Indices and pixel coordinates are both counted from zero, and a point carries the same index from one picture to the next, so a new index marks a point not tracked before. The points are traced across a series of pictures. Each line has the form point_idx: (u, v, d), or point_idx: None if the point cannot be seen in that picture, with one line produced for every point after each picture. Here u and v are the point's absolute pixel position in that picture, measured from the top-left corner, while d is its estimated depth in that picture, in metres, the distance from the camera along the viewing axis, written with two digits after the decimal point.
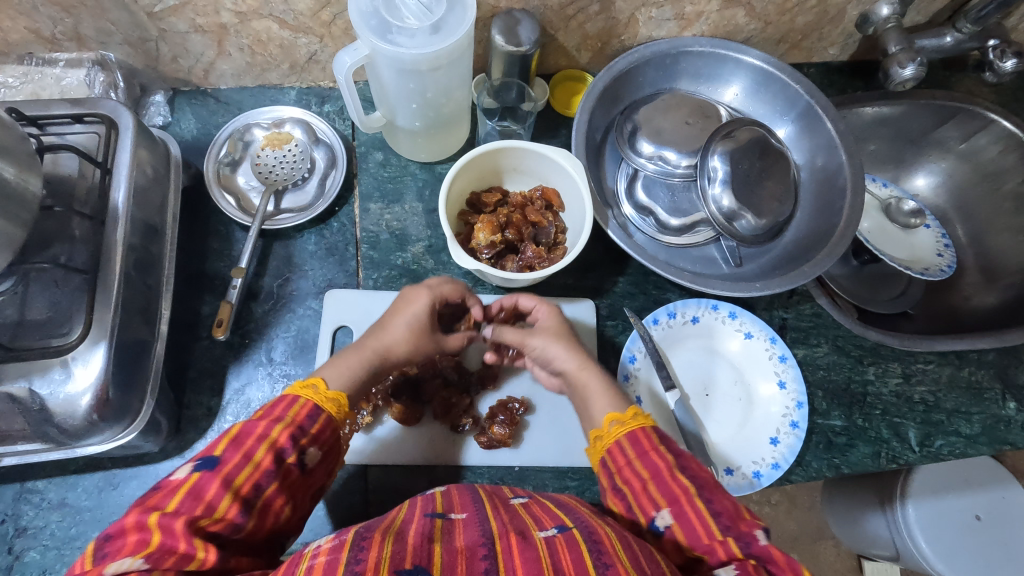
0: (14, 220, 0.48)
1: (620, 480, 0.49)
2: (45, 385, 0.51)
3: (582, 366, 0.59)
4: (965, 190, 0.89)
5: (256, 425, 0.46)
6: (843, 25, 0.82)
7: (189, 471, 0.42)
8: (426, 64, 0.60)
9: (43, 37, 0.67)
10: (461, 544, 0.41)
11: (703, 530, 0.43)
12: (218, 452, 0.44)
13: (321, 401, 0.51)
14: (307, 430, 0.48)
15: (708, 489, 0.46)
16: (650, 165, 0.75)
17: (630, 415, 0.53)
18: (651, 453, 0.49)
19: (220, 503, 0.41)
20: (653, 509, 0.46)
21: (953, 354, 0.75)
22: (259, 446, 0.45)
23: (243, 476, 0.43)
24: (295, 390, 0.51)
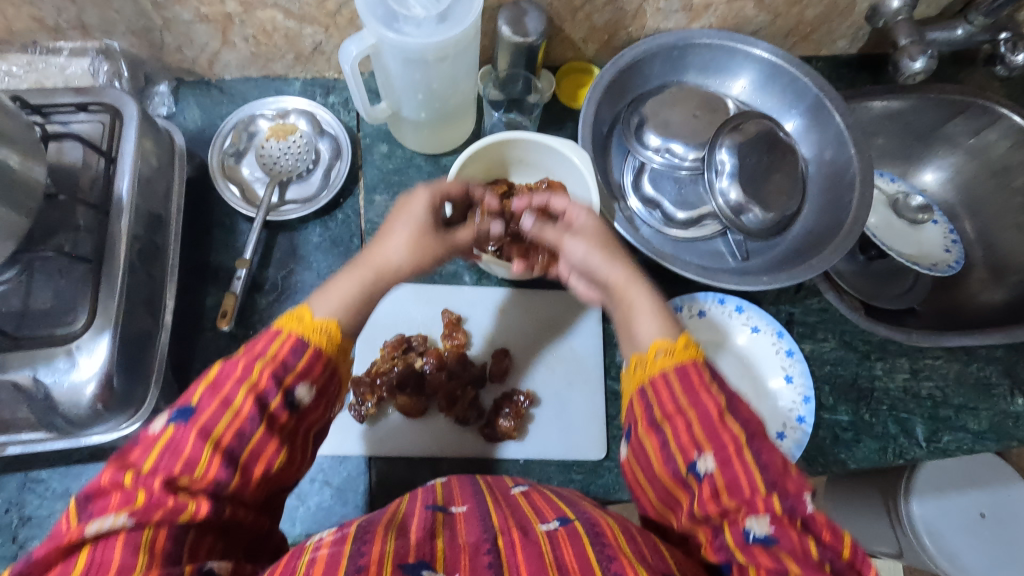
0: (18, 208, 0.47)
1: (660, 412, 0.42)
2: (50, 373, 0.51)
3: (627, 284, 0.53)
4: (974, 185, 0.88)
5: (234, 368, 0.42)
6: (853, 18, 0.81)
7: (165, 422, 0.39)
8: (433, 54, 0.59)
9: (47, 26, 0.67)
10: (463, 540, 0.40)
11: (746, 482, 0.38)
12: (195, 400, 0.40)
13: (306, 334, 0.45)
14: (292, 366, 0.43)
15: (756, 436, 0.40)
16: (658, 158, 0.74)
17: (680, 344, 0.45)
18: (700, 391, 0.42)
19: (201, 453, 0.38)
20: (695, 451, 0.40)
21: (961, 350, 0.75)
22: (238, 390, 0.41)
23: (223, 424, 0.39)
24: (278, 323, 0.45)
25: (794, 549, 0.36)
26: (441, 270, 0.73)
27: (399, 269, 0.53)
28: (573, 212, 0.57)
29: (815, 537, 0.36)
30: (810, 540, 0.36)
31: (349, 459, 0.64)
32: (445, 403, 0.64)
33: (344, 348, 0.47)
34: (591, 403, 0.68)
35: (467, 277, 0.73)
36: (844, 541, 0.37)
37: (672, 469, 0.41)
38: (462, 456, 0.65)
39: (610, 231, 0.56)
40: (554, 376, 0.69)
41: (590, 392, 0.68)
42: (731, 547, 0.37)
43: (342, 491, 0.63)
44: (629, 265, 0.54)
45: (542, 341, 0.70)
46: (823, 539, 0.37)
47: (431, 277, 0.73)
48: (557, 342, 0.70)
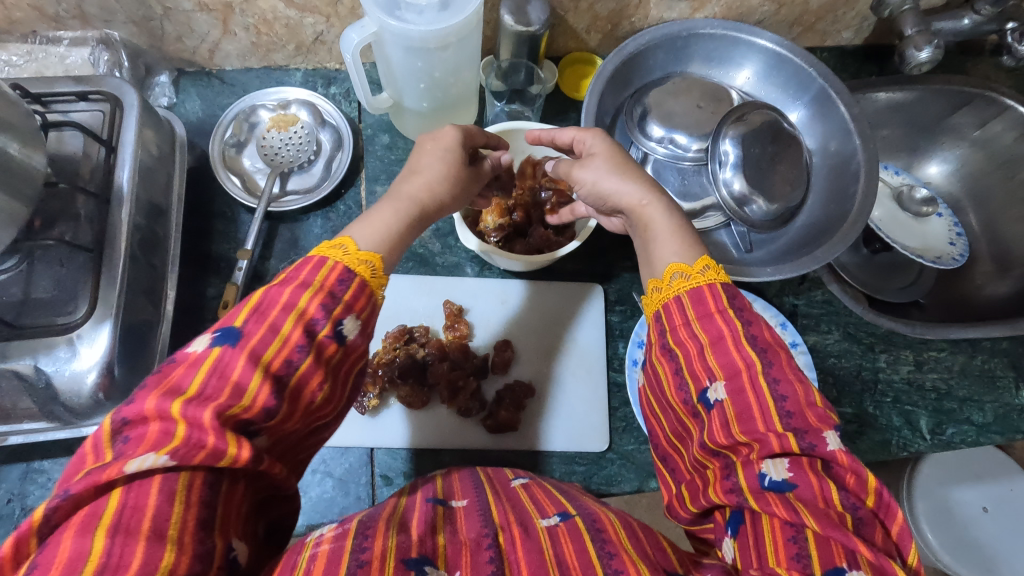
0: (18, 196, 0.47)
1: (673, 341, 0.43)
2: (51, 362, 0.50)
3: (644, 200, 0.52)
4: (980, 177, 0.87)
5: (281, 293, 0.38)
6: (858, 8, 0.80)
7: (208, 345, 0.35)
8: (435, 42, 0.59)
9: (47, 15, 0.66)
10: (464, 536, 0.40)
11: (760, 416, 0.37)
12: (239, 323, 0.36)
13: (353, 263, 0.41)
14: (341, 297, 0.39)
15: (776, 369, 0.39)
16: (661, 148, 0.74)
17: (698, 269, 0.45)
18: (715, 316, 0.41)
19: (249, 384, 0.34)
20: (707, 379, 0.40)
21: (965, 343, 0.75)
22: (286, 317, 0.37)
23: (272, 350, 0.36)
24: (323, 250, 0.41)
25: (809, 492, 0.35)
26: (443, 261, 0.73)
27: (437, 200, 0.53)
28: (593, 146, 0.57)
29: (835, 480, 0.36)
30: (829, 482, 0.35)
31: (351, 450, 0.63)
32: (445, 393, 0.64)
33: (385, 281, 0.44)
34: (594, 394, 0.68)
35: (469, 268, 0.73)
36: (866, 489, 0.36)
37: (685, 397, 0.41)
38: (465, 447, 0.64)
39: (631, 161, 0.55)
40: (557, 367, 0.68)
41: (593, 383, 0.68)
42: (741, 487, 0.36)
43: (344, 482, 0.62)
44: (648, 182, 0.53)
45: (545, 333, 0.70)
46: (845, 483, 0.36)
47: (433, 268, 0.72)
48: (560, 333, 0.70)
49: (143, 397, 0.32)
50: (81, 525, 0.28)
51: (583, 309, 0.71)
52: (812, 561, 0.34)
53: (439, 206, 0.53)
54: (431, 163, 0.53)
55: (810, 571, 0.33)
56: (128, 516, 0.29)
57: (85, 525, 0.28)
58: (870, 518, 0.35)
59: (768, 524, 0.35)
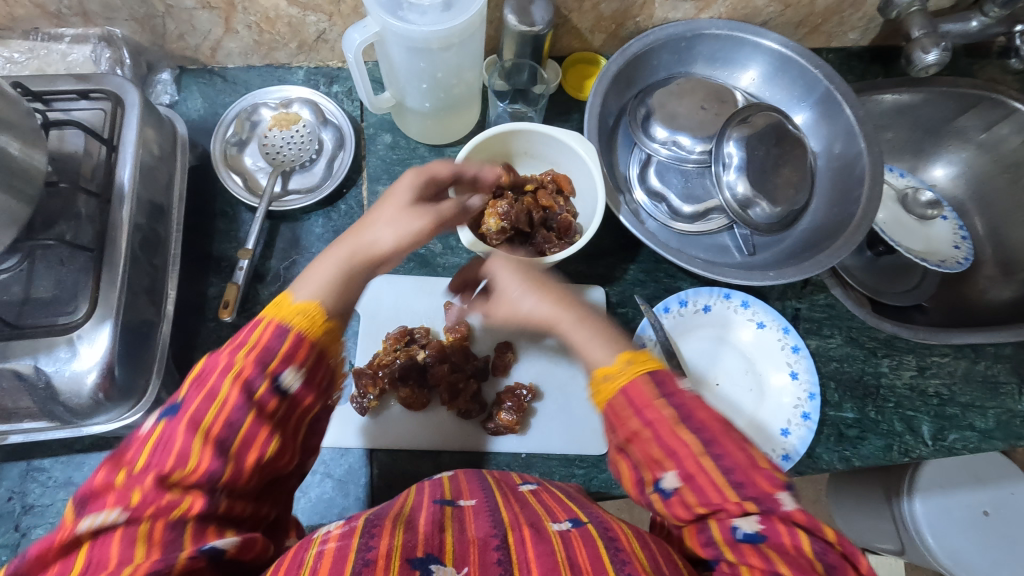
0: (20, 195, 0.47)
1: (621, 440, 0.41)
2: (51, 362, 0.50)
3: (556, 318, 0.48)
4: (985, 180, 0.87)
5: (219, 358, 0.38)
6: (865, 9, 0.80)
7: (154, 419, 0.36)
8: (437, 43, 0.58)
9: (48, 12, 0.66)
10: (472, 535, 0.40)
11: (711, 486, 0.37)
12: (182, 392, 0.37)
13: (288, 316, 0.41)
14: (278, 351, 0.39)
15: (715, 434, 0.39)
16: (664, 150, 0.73)
17: (620, 367, 0.42)
18: (645, 408, 0.40)
19: (191, 451, 0.35)
20: (657, 469, 0.39)
21: (968, 348, 0.74)
22: (224, 379, 0.37)
23: (212, 414, 0.36)
24: (264, 308, 0.41)
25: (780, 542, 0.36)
26: (444, 262, 0.72)
27: (376, 245, 0.48)
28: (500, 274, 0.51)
29: (803, 529, 0.36)
30: (798, 534, 0.36)
31: (351, 451, 0.63)
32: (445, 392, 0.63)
33: (334, 326, 0.43)
34: None
35: None
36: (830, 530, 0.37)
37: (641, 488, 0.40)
38: (465, 450, 0.64)
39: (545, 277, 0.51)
40: (557, 369, 0.68)
41: None
42: (717, 545, 0.37)
43: (343, 483, 0.62)
44: (560, 298, 0.49)
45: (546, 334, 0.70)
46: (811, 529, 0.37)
47: (434, 269, 0.72)
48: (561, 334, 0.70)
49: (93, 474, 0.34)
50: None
51: None
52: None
53: (386, 255, 0.49)
54: (382, 232, 0.49)
55: None
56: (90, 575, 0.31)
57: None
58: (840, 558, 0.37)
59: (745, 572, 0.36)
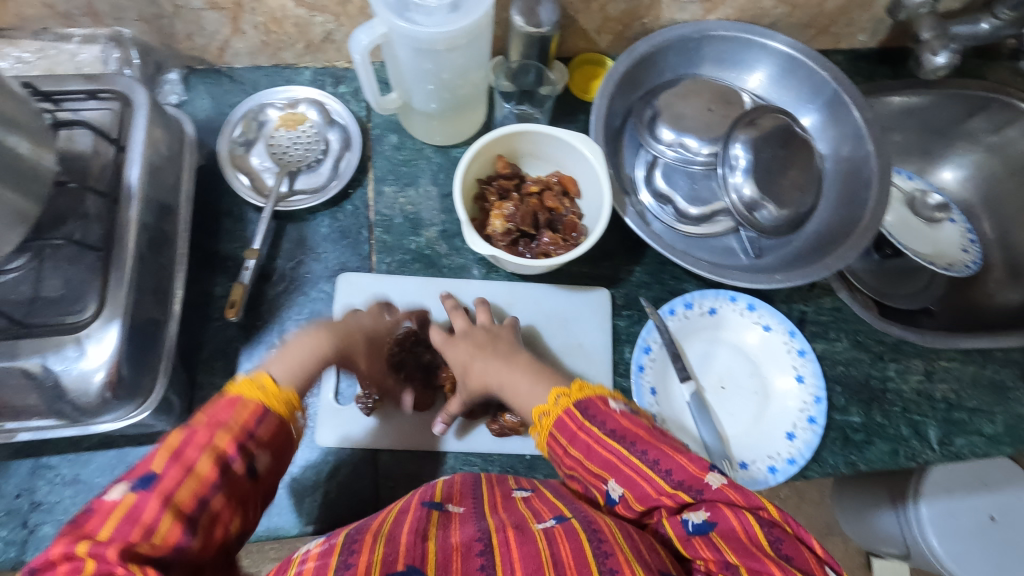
0: (28, 195, 0.48)
1: (568, 468, 0.51)
2: (59, 361, 0.51)
3: (489, 381, 0.61)
4: (995, 183, 0.86)
5: (197, 436, 0.45)
6: (874, 10, 0.79)
7: (124, 492, 0.41)
8: (443, 44, 0.59)
9: (57, 12, 0.66)
10: (456, 539, 0.42)
11: (649, 487, 0.46)
12: (156, 469, 0.43)
13: (267, 401, 0.50)
14: (255, 434, 0.48)
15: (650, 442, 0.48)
16: (670, 152, 0.73)
17: (541, 420, 0.54)
18: (578, 433, 0.50)
19: (160, 523, 0.40)
20: (602, 482, 0.48)
21: (976, 352, 0.74)
22: (202, 458, 0.44)
23: (185, 491, 0.42)
24: (237, 391, 0.49)
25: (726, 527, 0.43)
26: (449, 263, 0.72)
27: (362, 322, 0.64)
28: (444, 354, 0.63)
29: (745, 508, 0.43)
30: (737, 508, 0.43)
31: (356, 451, 0.64)
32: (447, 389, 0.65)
33: (298, 413, 0.53)
34: None
35: (476, 270, 0.72)
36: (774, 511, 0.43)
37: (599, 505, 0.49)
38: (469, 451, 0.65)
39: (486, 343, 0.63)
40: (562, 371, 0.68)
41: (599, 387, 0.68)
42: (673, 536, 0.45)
43: (348, 483, 0.63)
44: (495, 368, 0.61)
45: (551, 335, 0.70)
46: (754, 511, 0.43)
47: (439, 270, 0.72)
48: (567, 336, 0.70)
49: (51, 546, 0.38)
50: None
51: (588, 310, 0.71)
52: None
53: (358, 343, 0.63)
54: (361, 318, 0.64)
55: None
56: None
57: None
58: (791, 537, 0.42)
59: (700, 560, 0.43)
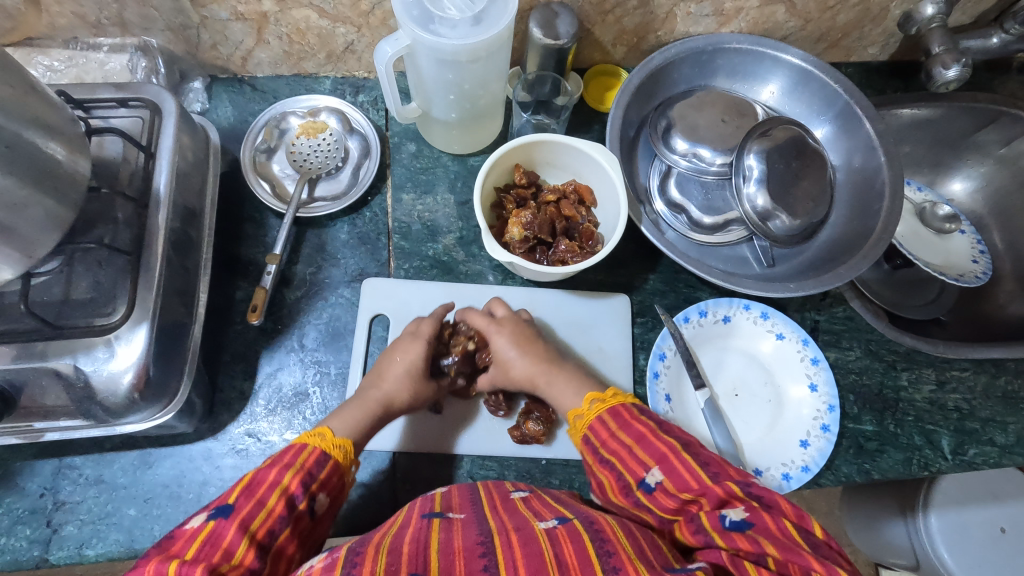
0: (64, 201, 0.49)
1: (607, 450, 0.53)
2: (89, 362, 0.52)
3: (532, 377, 0.62)
4: (1005, 195, 0.86)
5: (268, 474, 0.47)
6: (885, 24, 0.80)
7: (204, 520, 0.43)
8: (466, 56, 0.60)
9: (88, 22, 0.68)
10: (459, 545, 0.42)
11: (692, 479, 0.47)
12: (231, 500, 0.45)
13: (328, 448, 0.52)
14: (316, 476, 0.50)
15: (696, 448, 0.50)
16: (684, 162, 0.74)
17: (588, 406, 0.57)
18: (632, 421, 0.53)
19: (237, 549, 0.42)
20: (643, 469, 0.49)
21: (988, 362, 0.74)
22: (271, 493, 0.46)
23: (257, 521, 0.44)
24: (302, 439, 0.52)
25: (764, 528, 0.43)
26: (466, 269, 0.73)
27: (395, 387, 0.60)
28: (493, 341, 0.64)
29: (787, 518, 0.43)
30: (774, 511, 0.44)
31: (375, 454, 0.65)
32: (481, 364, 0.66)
33: (353, 461, 0.55)
34: None
35: (491, 277, 0.74)
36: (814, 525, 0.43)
37: (629, 490, 0.50)
38: (489, 454, 0.65)
39: (529, 334, 0.65)
40: None
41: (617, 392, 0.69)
42: (706, 527, 0.44)
43: (366, 487, 0.63)
44: (536, 355, 0.63)
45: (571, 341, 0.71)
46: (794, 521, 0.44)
47: (456, 276, 0.73)
48: (586, 340, 0.71)
49: (142, 564, 0.39)
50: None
51: (606, 316, 0.72)
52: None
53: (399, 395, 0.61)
54: (395, 368, 0.61)
55: None
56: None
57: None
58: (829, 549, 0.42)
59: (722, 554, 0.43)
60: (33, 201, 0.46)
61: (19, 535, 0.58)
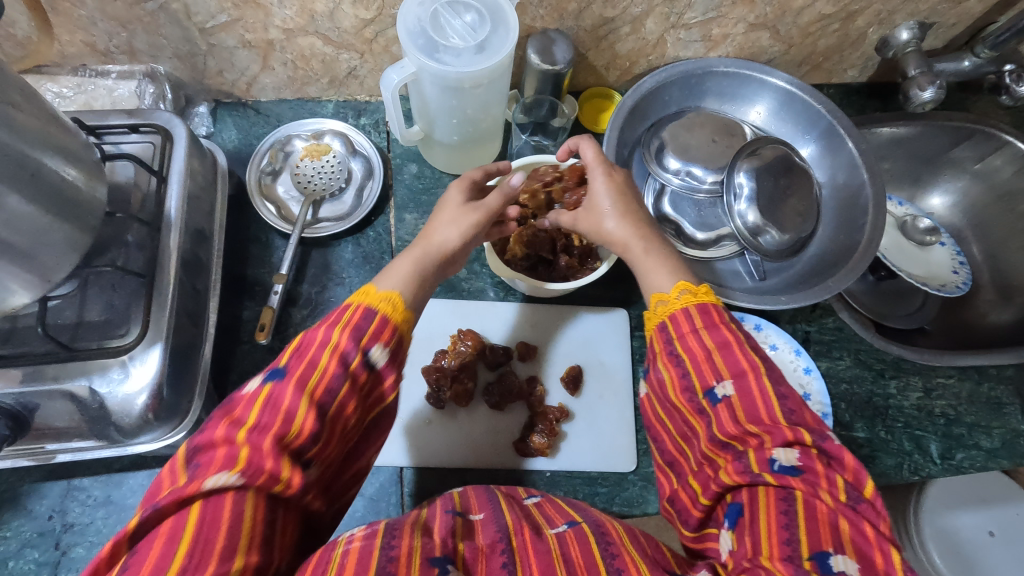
0: (82, 226, 0.51)
1: (681, 346, 0.48)
2: (104, 383, 0.53)
3: (627, 242, 0.59)
4: (981, 209, 0.90)
5: (316, 333, 0.44)
6: (863, 48, 0.84)
7: (261, 382, 0.42)
8: (469, 82, 0.62)
9: (97, 50, 0.70)
10: (481, 542, 0.44)
11: (765, 413, 0.43)
12: (284, 363, 0.43)
13: (375, 303, 0.47)
14: (367, 331, 0.45)
15: (780, 376, 0.45)
16: (676, 180, 0.77)
17: (675, 295, 0.51)
18: (721, 326, 0.48)
19: (297, 410, 0.40)
20: (715, 379, 0.45)
21: (972, 370, 0.77)
22: (322, 352, 0.43)
23: (315, 380, 0.42)
24: (350, 297, 0.48)
25: (815, 475, 0.40)
26: (468, 286, 0.75)
27: (443, 246, 0.57)
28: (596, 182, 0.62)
29: (841, 474, 0.41)
30: (834, 468, 0.41)
31: (382, 469, 0.66)
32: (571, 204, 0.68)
33: (410, 316, 0.50)
34: (621, 416, 0.70)
35: (492, 293, 0.75)
36: (866, 482, 0.41)
37: (692, 397, 0.46)
38: (494, 467, 0.67)
39: (623, 197, 0.61)
40: (584, 390, 0.71)
41: (620, 405, 0.71)
42: (754, 469, 0.41)
43: (374, 501, 0.65)
44: (636, 223, 0.59)
45: (575, 356, 0.72)
46: (847, 477, 0.41)
47: (459, 293, 0.75)
48: (587, 353, 0.73)
49: (213, 428, 0.39)
50: (169, 534, 0.34)
51: (605, 330, 0.74)
52: (801, 541, 0.38)
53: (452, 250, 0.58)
54: (447, 232, 0.58)
55: (799, 553, 0.38)
56: (207, 530, 0.35)
57: (172, 534, 0.34)
58: (872, 508, 0.40)
59: (764, 493, 0.41)
60: (53, 228, 0.47)
61: (28, 557, 0.59)
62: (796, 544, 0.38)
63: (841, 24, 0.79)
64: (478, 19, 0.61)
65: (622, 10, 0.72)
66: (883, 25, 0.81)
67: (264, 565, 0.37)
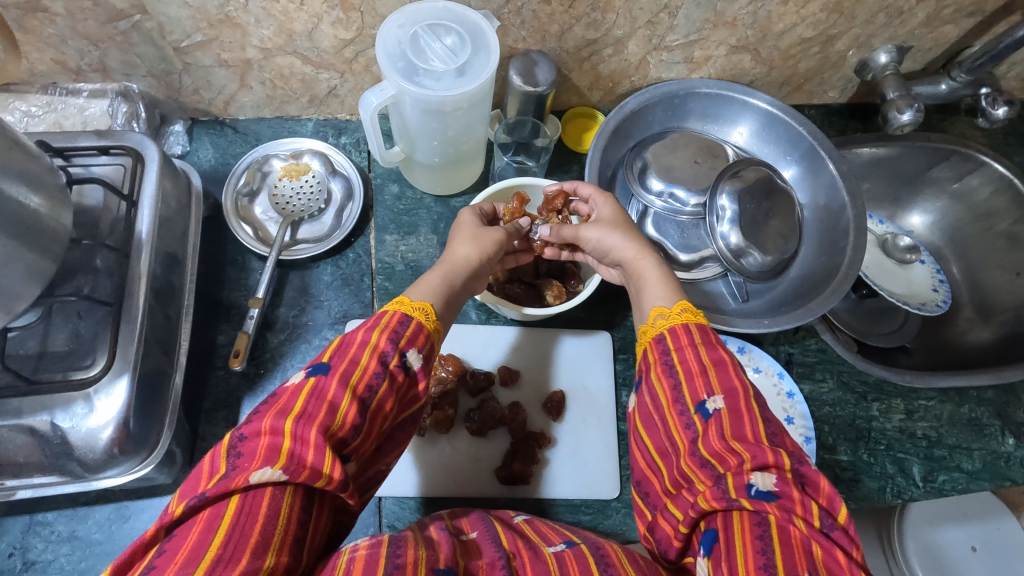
0: (46, 254, 0.49)
1: (677, 358, 0.48)
2: (67, 418, 0.51)
3: (639, 255, 0.59)
4: (959, 228, 0.91)
5: (356, 334, 0.45)
6: (843, 70, 0.85)
7: (304, 376, 0.42)
8: (450, 106, 0.62)
9: (68, 68, 0.68)
10: (481, 560, 0.44)
11: (750, 432, 0.42)
12: (326, 359, 0.43)
13: (409, 310, 0.48)
14: (402, 334, 0.46)
15: (764, 401, 0.45)
16: (660, 201, 0.78)
17: (676, 312, 0.52)
18: (717, 345, 0.48)
19: (341, 403, 0.41)
20: (705, 393, 0.45)
21: (953, 391, 0.77)
22: (363, 352, 0.44)
23: (356, 376, 0.42)
24: (387, 304, 0.49)
25: (790, 500, 0.39)
26: None
27: (464, 259, 0.58)
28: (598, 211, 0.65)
29: (815, 501, 0.40)
30: (807, 494, 0.40)
31: None
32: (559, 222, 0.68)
33: (439, 326, 0.51)
34: (604, 441, 0.69)
35: (474, 315, 0.74)
36: (839, 507, 0.40)
37: (682, 410, 0.45)
38: (475, 494, 0.65)
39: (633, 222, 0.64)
40: (567, 415, 0.70)
41: (603, 430, 0.70)
42: (731, 494, 0.39)
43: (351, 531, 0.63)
44: (642, 241, 0.61)
45: (561, 382, 0.72)
46: (820, 503, 0.40)
47: None
48: (572, 379, 0.72)
49: (258, 419, 0.39)
50: (206, 523, 0.34)
51: (587, 355, 0.73)
52: (777, 565, 0.37)
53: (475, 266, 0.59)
54: (465, 247, 0.59)
55: None
56: (244, 522, 0.35)
57: (210, 523, 0.34)
58: (845, 535, 0.39)
59: (739, 517, 0.39)
60: (15, 257, 0.46)
61: None
62: (773, 568, 0.37)
63: (821, 47, 0.80)
64: (459, 41, 0.60)
65: (605, 32, 0.72)
66: (862, 48, 0.81)
67: (293, 567, 0.37)
